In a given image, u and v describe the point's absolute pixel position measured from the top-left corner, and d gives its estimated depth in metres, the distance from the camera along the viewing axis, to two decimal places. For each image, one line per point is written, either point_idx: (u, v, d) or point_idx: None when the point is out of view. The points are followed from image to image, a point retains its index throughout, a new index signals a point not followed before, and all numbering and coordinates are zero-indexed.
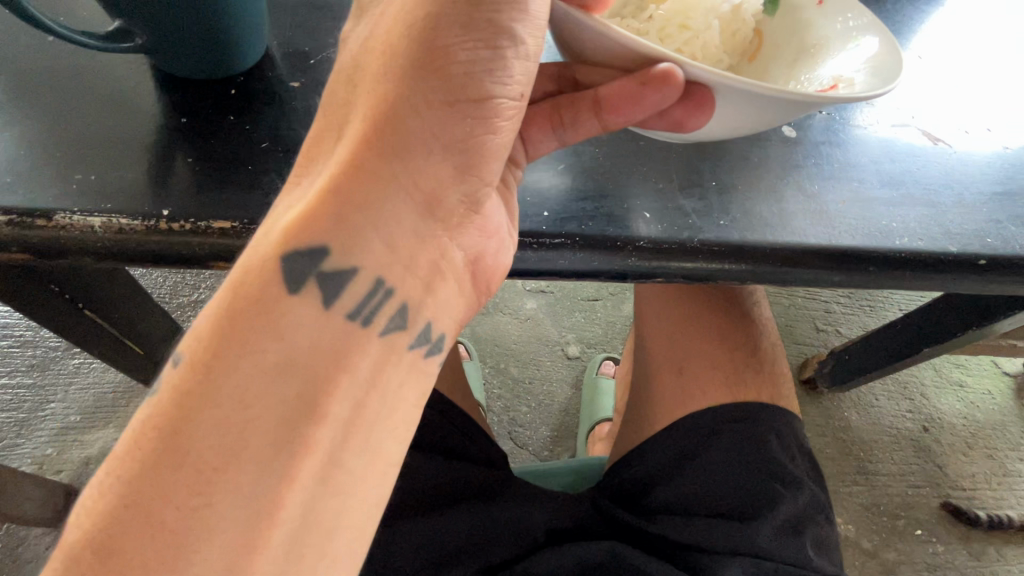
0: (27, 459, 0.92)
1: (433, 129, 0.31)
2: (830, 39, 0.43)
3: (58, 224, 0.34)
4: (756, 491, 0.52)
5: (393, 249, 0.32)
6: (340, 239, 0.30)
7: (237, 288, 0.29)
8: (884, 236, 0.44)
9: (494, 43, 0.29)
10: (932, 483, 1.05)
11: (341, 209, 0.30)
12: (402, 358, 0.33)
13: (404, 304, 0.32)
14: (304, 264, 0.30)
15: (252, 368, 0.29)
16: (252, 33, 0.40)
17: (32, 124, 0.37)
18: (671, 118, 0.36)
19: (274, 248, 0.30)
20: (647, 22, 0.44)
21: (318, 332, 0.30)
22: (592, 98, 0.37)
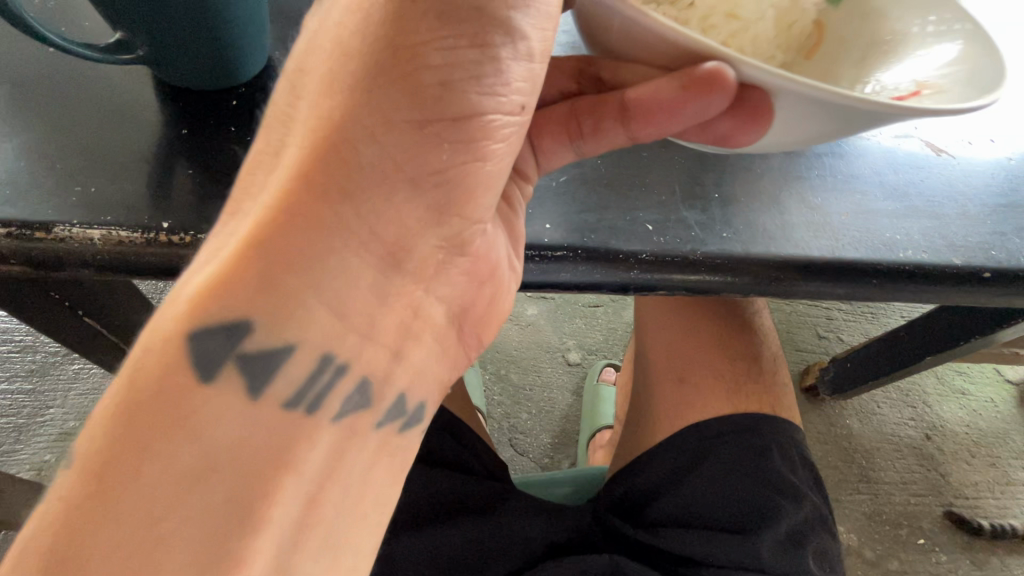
0: (27, 464, 0.92)
1: (396, 155, 0.27)
2: (906, 35, 0.40)
3: (58, 237, 0.34)
4: (758, 503, 0.51)
5: (343, 317, 0.28)
6: (274, 308, 0.26)
7: (135, 373, 0.25)
8: (888, 248, 0.44)
9: (483, 40, 0.26)
10: (935, 492, 1.05)
11: (269, 265, 0.25)
12: (367, 440, 0.31)
13: (363, 377, 0.30)
14: (217, 346, 0.26)
15: (161, 473, 0.25)
16: (253, 44, 0.40)
17: (32, 135, 0.37)
18: (717, 130, 0.34)
19: (178, 326, 0.25)
20: (687, 9, 0.39)
21: (253, 424, 0.27)
22: (619, 102, 0.35)
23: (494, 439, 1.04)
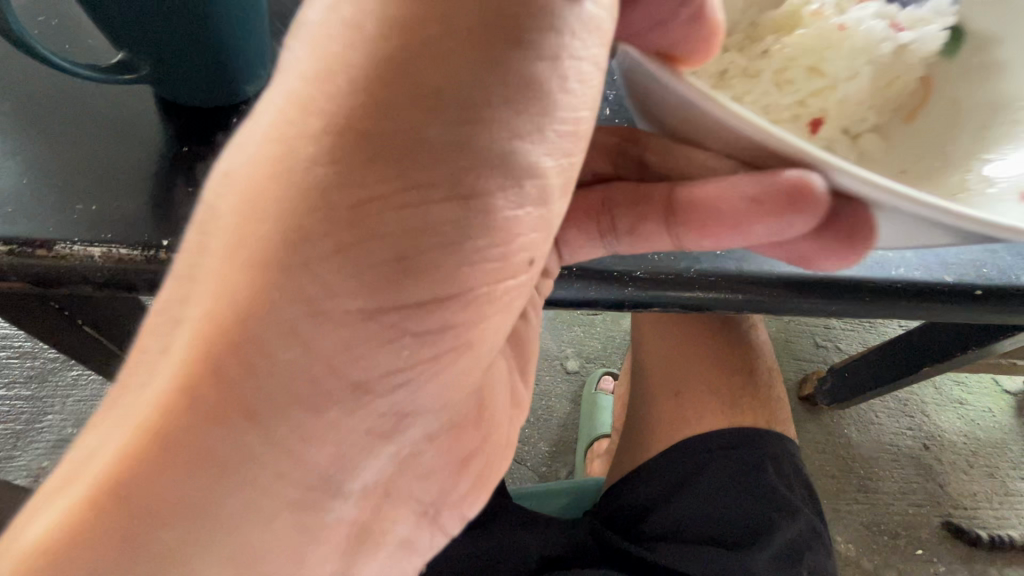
0: (25, 471, 0.92)
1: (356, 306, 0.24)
2: (1009, 107, 0.40)
3: (58, 254, 0.34)
4: (753, 517, 0.51)
5: (299, 460, 0.27)
6: (226, 459, 0.25)
7: (94, 503, 0.25)
8: (880, 265, 0.44)
9: (475, 172, 0.23)
10: (933, 502, 1.05)
11: (217, 408, 0.24)
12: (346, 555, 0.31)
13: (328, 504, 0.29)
14: (171, 489, 0.25)
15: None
16: (255, 63, 0.41)
17: (34, 153, 0.38)
18: (798, 250, 0.33)
19: (129, 463, 0.25)
20: (763, 56, 0.45)
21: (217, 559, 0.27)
22: (664, 205, 0.34)
23: None
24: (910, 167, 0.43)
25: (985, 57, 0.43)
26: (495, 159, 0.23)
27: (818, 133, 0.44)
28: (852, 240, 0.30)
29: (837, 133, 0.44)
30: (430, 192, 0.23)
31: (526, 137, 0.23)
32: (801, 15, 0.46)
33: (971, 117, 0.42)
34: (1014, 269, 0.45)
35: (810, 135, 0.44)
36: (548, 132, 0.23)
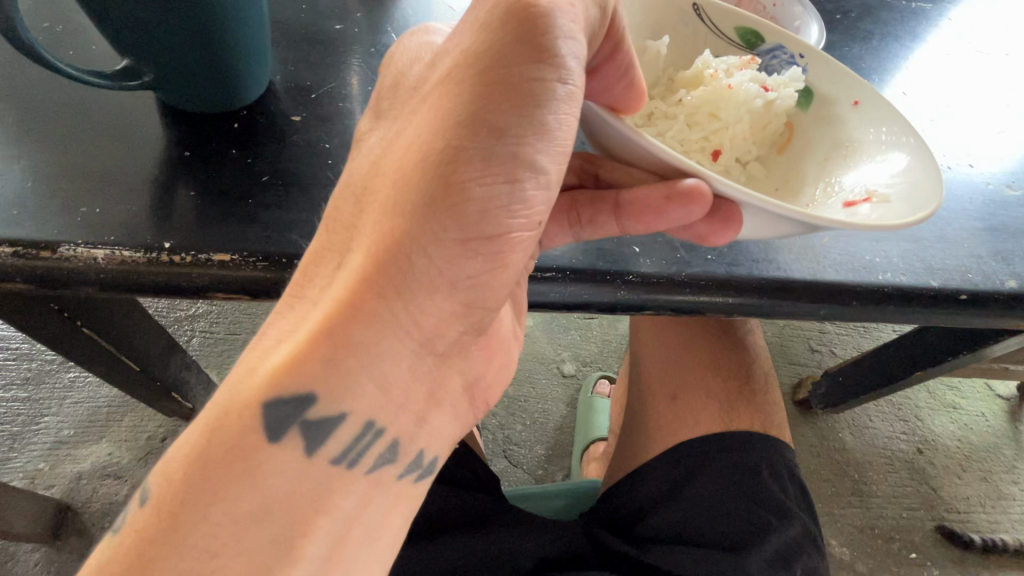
0: (20, 472, 0.92)
1: (440, 265, 0.30)
2: (863, 143, 0.45)
3: (61, 256, 0.35)
4: (747, 521, 0.52)
5: (387, 392, 0.32)
6: (331, 387, 0.30)
7: (215, 428, 0.29)
8: (867, 270, 0.45)
9: (513, 176, 0.30)
10: (926, 506, 1.05)
11: (333, 352, 0.29)
12: (390, 488, 0.34)
13: (394, 440, 0.33)
14: (285, 414, 0.30)
15: (221, 517, 0.29)
16: (256, 69, 0.42)
17: (39, 157, 0.38)
18: (695, 231, 0.37)
19: (255, 395, 0.29)
20: (677, 105, 0.48)
21: (297, 478, 0.31)
22: (613, 200, 0.40)
23: (488, 451, 1.05)
24: (784, 185, 0.48)
25: (845, 98, 0.46)
26: (516, 167, 0.30)
27: (718, 163, 0.46)
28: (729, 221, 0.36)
29: (732, 161, 0.47)
30: (484, 193, 0.29)
31: (542, 153, 0.30)
32: (703, 76, 0.47)
33: (842, 134, 0.46)
34: (998, 275, 0.46)
35: (710, 164, 0.46)
36: (552, 148, 0.30)
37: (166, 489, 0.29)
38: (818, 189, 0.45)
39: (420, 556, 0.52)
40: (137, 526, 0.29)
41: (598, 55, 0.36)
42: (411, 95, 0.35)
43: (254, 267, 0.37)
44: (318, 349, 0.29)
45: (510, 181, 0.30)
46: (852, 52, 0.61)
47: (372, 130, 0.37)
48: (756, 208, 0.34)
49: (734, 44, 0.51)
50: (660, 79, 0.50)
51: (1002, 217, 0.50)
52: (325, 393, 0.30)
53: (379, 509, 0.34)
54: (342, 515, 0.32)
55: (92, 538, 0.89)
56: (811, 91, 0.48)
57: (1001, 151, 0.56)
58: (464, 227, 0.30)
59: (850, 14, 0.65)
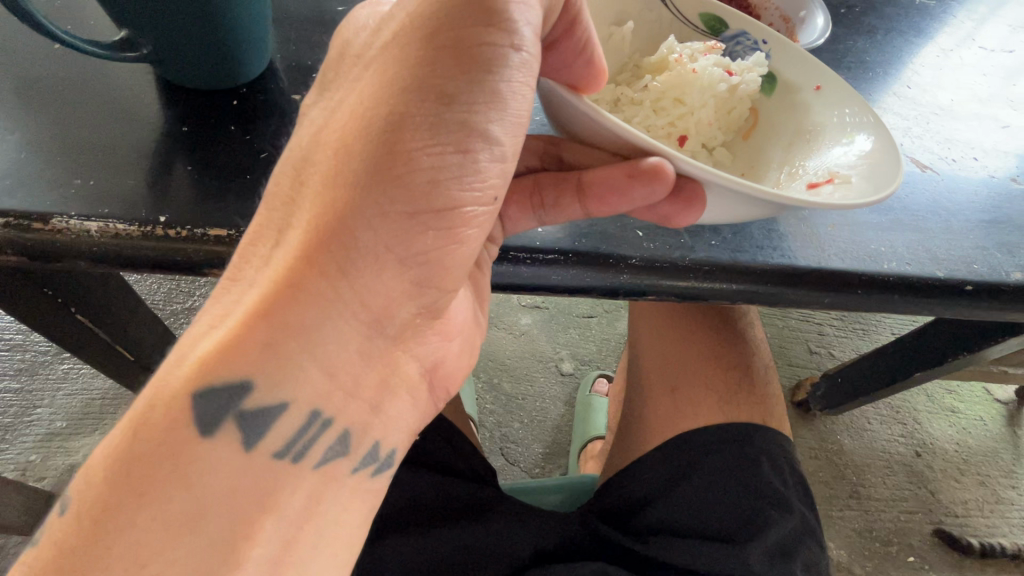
0: (10, 464, 0.91)
1: (387, 241, 0.30)
2: (825, 127, 0.44)
3: (54, 228, 0.34)
4: (745, 513, 0.51)
5: (335, 378, 0.31)
6: (268, 374, 0.29)
7: (140, 428, 0.27)
8: (872, 259, 0.45)
9: (465, 145, 0.29)
10: (925, 509, 1.05)
11: (270, 335, 0.28)
12: (343, 484, 0.33)
13: (345, 429, 0.32)
14: (216, 408, 0.28)
15: (153, 521, 0.27)
16: (256, 45, 0.41)
17: (33, 128, 0.38)
18: (659, 212, 0.36)
19: (183, 387, 0.28)
20: (642, 91, 0.47)
21: (236, 477, 0.29)
22: (576, 182, 0.39)
23: (485, 448, 1.04)
24: (750, 171, 0.48)
25: (807, 82, 0.46)
26: (468, 136, 0.29)
27: (685, 148, 0.46)
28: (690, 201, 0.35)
29: (698, 147, 0.47)
30: (438, 163, 0.29)
31: (496, 123, 0.30)
32: (667, 61, 0.47)
33: (809, 118, 0.45)
34: (1003, 267, 0.46)
35: (677, 150, 0.46)
36: (506, 119, 0.30)
37: (87, 498, 0.27)
38: (784, 173, 0.45)
39: (411, 545, 0.51)
40: (58, 539, 0.27)
41: (555, 29, 0.35)
42: (356, 60, 0.33)
43: None
44: (257, 330, 0.28)
45: (464, 153, 0.29)
46: (855, 45, 0.61)
47: (317, 100, 0.34)
48: (720, 189, 0.33)
49: (698, 30, 0.51)
50: (627, 64, 0.49)
51: (1008, 210, 0.50)
52: (262, 381, 0.29)
53: (332, 505, 0.32)
54: (289, 514, 0.31)
55: None
56: (774, 76, 0.48)
57: (1004, 146, 0.55)
58: (414, 195, 0.29)
59: (854, 8, 0.64)
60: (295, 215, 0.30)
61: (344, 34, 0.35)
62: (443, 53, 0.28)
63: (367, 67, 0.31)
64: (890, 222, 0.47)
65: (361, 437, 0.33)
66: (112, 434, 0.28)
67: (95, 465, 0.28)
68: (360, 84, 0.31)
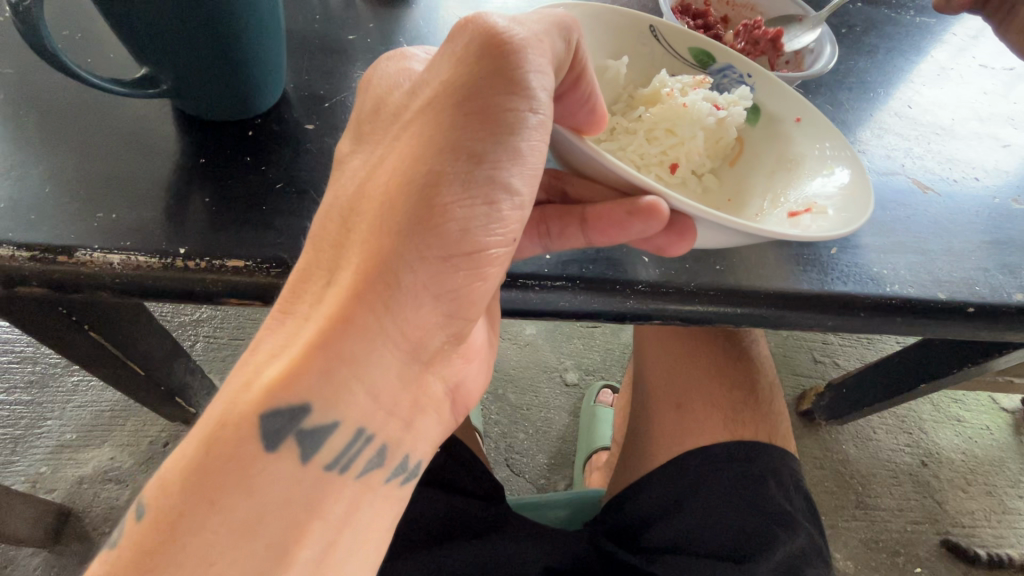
0: (21, 476, 0.92)
1: (425, 280, 0.31)
2: (806, 158, 0.45)
3: (78, 260, 0.35)
4: (753, 533, 0.51)
5: (378, 400, 0.32)
6: (325, 397, 0.30)
7: (211, 442, 0.28)
8: (875, 282, 0.45)
9: (490, 198, 0.30)
10: (931, 520, 1.05)
11: (326, 364, 0.29)
12: (377, 493, 0.34)
13: (382, 446, 0.33)
14: (279, 426, 0.29)
15: (221, 524, 0.28)
16: (271, 78, 0.43)
17: (55, 162, 0.39)
18: (654, 245, 0.37)
19: (251, 409, 0.29)
20: (636, 121, 0.48)
21: (292, 488, 0.30)
22: (580, 215, 0.41)
23: (491, 459, 1.04)
24: (736, 199, 0.49)
25: (788, 113, 0.47)
26: (492, 189, 0.30)
27: (675, 176, 0.48)
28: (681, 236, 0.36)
29: (689, 175, 0.48)
30: (467, 216, 0.30)
31: (516, 176, 0.31)
32: (660, 94, 0.48)
33: (791, 149, 0.47)
34: (1004, 288, 0.46)
35: (668, 179, 0.47)
36: (525, 171, 0.31)
37: (163, 501, 0.28)
38: (767, 201, 0.46)
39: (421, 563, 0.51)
40: (135, 538, 0.28)
41: (563, 82, 0.36)
42: (390, 121, 0.34)
43: (266, 273, 0.37)
44: (313, 360, 0.29)
45: (488, 204, 0.30)
46: (857, 65, 0.62)
47: (349, 155, 0.35)
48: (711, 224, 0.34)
49: (687, 63, 0.51)
50: (621, 94, 0.50)
51: (1008, 230, 0.50)
52: (318, 403, 0.30)
53: (367, 512, 0.33)
54: (333, 521, 0.31)
55: (90, 544, 0.89)
56: (759, 108, 0.49)
57: (1004, 164, 0.56)
58: (443, 244, 0.30)
59: (855, 28, 0.65)
60: (330, 267, 0.31)
61: (374, 92, 0.36)
62: (470, 115, 0.29)
63: (400, 133, 0.32)
64: (891, 245, 0.48)
65: (392, 451, 0.33)
66: (174, 455, 0.29)
67: (159, 483, 0.29)
68: (395, 143, 0.32)
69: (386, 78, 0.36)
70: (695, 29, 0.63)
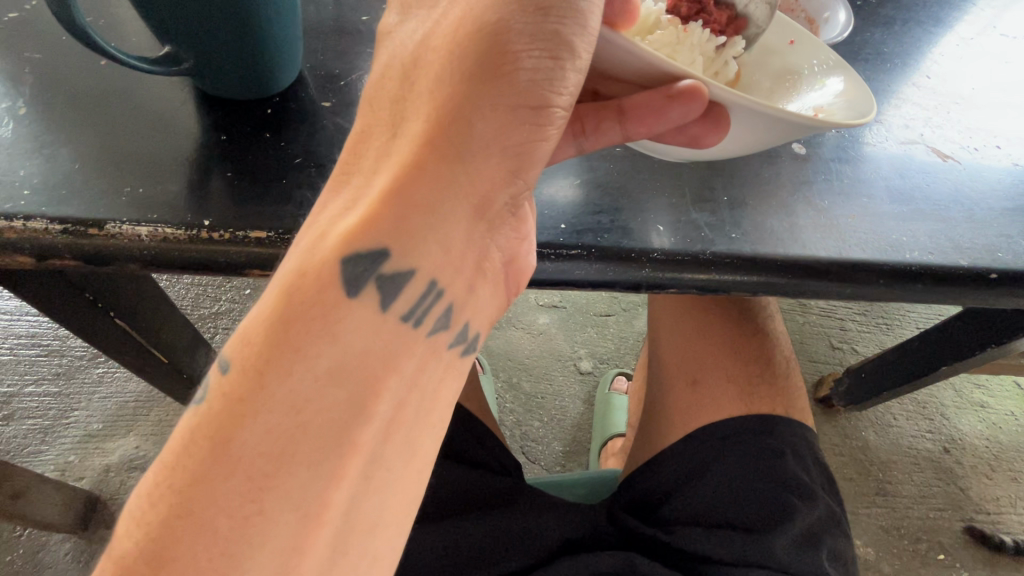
0: (50, 465, 0.95)
1: (495, 131, 0.31)
2: (800, 76, 0.48)
3: (108, 233, 0.37)
4: (771, 503, 0.51)
5: (449, 252, 0.32)
6: (400, 241, 0.31)
7: (294, 290, 0.29)
8: (895, 250, 0.45)
9: (558, 53, 0.30)
10: (954, 506, 1.03)
11: (402, 214, 0.30)
12: (442, 358, 0.34)
13: (449, 305, 0.33)
14: (360, 271, 0.30)
15: (305, 373, 0.29)
16: (288, 56, 0.43)
17: (83, 140, 0.40)
18: (689, 134, 0.39)
19: (333, 254, 0.30)
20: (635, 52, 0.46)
21: (370, 336, 0.31)
22: (617, 108, 0.39)
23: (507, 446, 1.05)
24: None
25: (780, 40, 0.50)
26: (560, 44, 0.30)
27: None
28: (717, 123, 0.38)
29: None
30: (535, 67, 0.30)
31: (578, 36, 0.30)
32: (655, 24, 0.46)
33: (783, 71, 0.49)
34: None
35: None
36: (586, 34, 0.31)
37: (245, 352, 0.29)
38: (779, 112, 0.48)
39: (440, 536, 0.52)
40: (224, 389, 0.29)
41: None
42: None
43: (288, 244, 0.38)
44: (389, 208, 0.30)
45: (554, 57, 0.30)
46: (873, 37, 0.61)
47: (401, 22, 0.34)
48: (746, 110, 0.36)
49: None
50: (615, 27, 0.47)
51: None
52: (396, 249, 0.31)
53: (433, 376, 0.33)
54: (405, 379, 0.32)
55: None
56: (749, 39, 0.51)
57: None
58: (511, 92, 0.31)
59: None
60: (368, 146, 0.32)
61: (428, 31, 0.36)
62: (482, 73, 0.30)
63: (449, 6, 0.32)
64: (907, 211, 0.47)
65: (457, 313, 0.34)
66: (243, 325, 0.30)
67: (230, 346, 0.30)
68: (441, 20, 0.32)
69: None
70: None
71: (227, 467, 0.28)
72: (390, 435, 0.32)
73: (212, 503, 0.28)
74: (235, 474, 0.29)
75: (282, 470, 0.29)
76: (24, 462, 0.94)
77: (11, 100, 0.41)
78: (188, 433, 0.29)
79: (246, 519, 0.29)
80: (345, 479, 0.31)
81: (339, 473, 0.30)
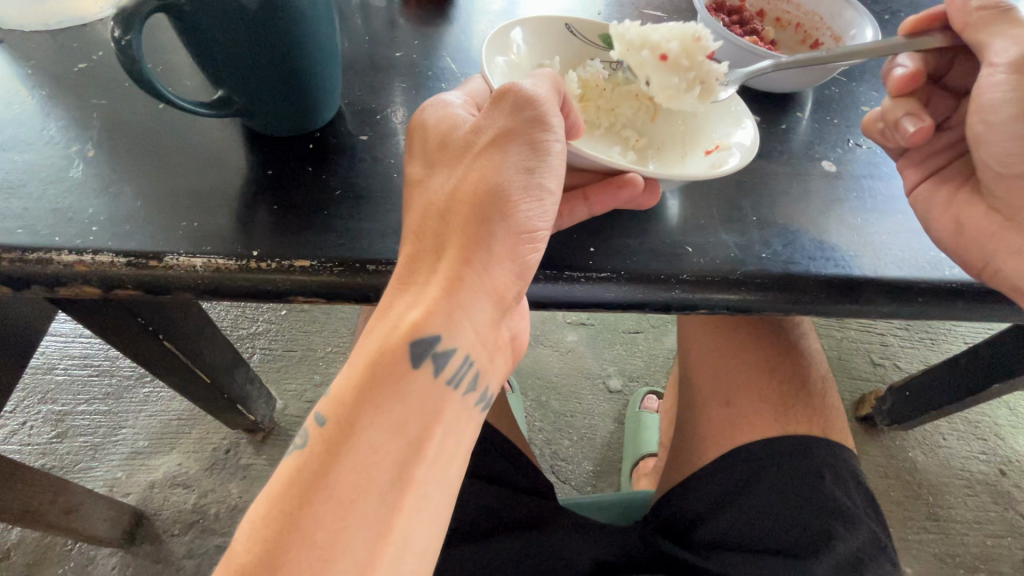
0: (100, 481, 0.99)
1: (507, 253, 0.36)
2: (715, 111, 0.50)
3: (167, 264, 0.39)
4: (812, 528, 0.50)
5: (483, 333, 0.36)
6: (447, 321, 0.34)
7: (377, 360, 0.33)
8: (933, 267, 0.44)
9: (540, 196, 0.36)
10: (1013, 533, 0.97)
11: (450, 305, 0.35)
12: (473, 414, 0.36)
13: (479, 371, 0.36)
14: (423, 346, 0.33)
15: (380, 425, 0.32)
16: (328, 94, 0.46)
17: (143, 179, 0.43)
18: (635, 199, 0.44)
19: (405, 333, 0.33)
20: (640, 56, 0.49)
21: (427, 395, 0.34)
22: (580, 194, 0.44)
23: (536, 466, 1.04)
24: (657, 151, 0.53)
25: None
26: (541, 191, 0.36)
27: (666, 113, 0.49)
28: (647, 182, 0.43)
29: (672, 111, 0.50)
30: (528, 211, 0.36)
31: (550, 179, 0.36)
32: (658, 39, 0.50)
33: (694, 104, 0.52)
34: None
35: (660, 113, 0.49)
36: (552, 171, 0.36)
37: (336, 407, 0.32)
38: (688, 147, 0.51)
39: (474, 554, 0.53)
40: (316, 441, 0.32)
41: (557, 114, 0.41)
42: None
43: (329, 272, 0.40)
44: (440, 301, 0.34)
45: (542, 201, 0.36)
46: None
47: (428, 176, 0.38)
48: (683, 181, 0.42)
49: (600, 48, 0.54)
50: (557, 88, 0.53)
51: None
52: (443, 331, 0.34)
53: (467, 429, 0.36)
54: (449, 429, 0.34)
55: (162, 545, 0.95)
56: None
57: None
58: (515, 226, 0.36)
59: (899, 13, 0.64)
60: (416, 267, 0.36)
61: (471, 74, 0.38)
62: None
63: (471, 166, 0.36)
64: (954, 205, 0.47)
65: (482, 378, 0.37)
66: (333, 386, 0.33)
67: (322, 404, 0.33)
68: (466, 177, 0.36)
69: (439, 119, 0.38)
70: (730, 24, 0.61)
71: (315, 503, 0.30)
72: (437, 474, 0.34)
73: (302, 534, 0.30)
74: (323, 512, 0.30)
75: (357, 503, 0.31)
76: (76, 478, 0.99)
77: (80, 144, 0.45)
78: (285, 477, 0.31)
79: (328, 543, 0.30)
80: (404, 510, 0.32)
81: (400, 505, 0.32)
